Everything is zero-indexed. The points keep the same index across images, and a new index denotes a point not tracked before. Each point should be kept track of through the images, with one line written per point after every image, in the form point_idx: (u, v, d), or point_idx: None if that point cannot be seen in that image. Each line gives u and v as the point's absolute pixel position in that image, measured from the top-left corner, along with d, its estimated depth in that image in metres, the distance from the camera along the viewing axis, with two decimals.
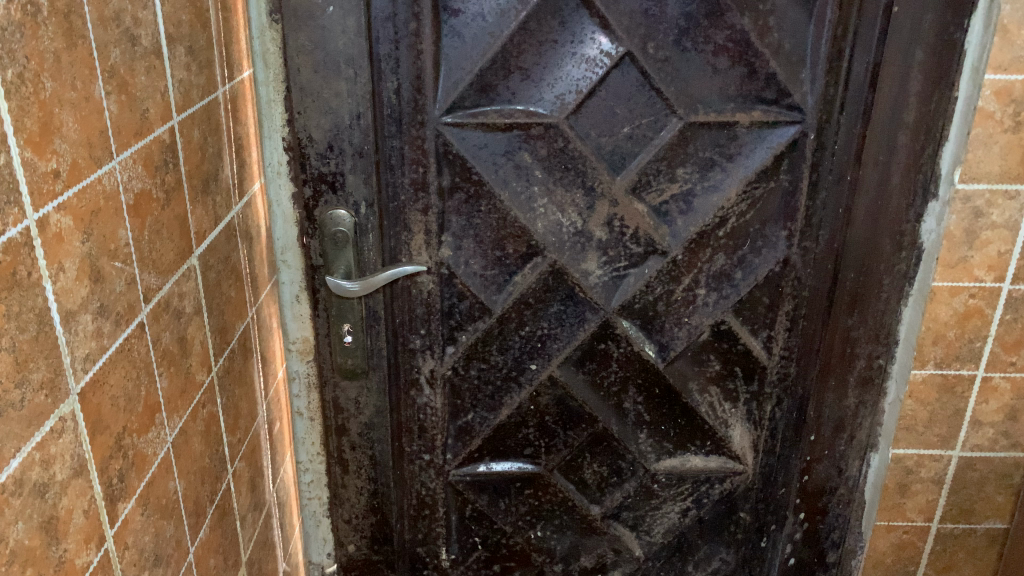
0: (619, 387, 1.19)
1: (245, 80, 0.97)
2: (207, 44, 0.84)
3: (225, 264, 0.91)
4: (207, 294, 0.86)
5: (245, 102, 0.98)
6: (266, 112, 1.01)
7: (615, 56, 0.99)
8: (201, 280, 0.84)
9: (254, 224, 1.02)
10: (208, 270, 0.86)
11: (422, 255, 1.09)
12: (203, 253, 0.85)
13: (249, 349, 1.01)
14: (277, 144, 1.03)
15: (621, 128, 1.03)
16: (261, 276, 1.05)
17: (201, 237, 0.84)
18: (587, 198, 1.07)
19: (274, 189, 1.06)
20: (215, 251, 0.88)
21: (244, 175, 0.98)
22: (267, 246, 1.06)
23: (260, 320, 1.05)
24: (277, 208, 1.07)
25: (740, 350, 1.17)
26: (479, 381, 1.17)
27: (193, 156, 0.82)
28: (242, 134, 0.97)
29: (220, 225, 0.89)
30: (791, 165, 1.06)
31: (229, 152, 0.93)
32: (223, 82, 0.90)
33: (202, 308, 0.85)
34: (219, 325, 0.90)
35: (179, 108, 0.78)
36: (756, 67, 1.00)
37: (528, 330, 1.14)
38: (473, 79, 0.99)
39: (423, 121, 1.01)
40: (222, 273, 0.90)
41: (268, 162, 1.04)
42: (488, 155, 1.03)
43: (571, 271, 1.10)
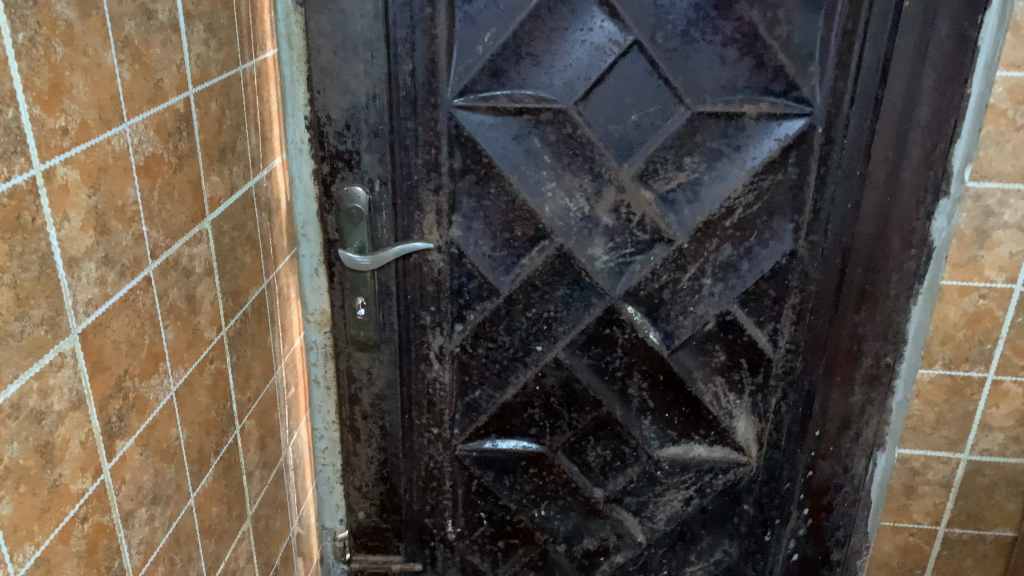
0: (623, 373, 1.21)
1: (269, 59, 1.02)
2: (228, 23, 0.90)
3: (240, 231, 0.97)
4: (219, 257, 0.91)
5: (269, 80, 1.03)
6: (290, 91, 1.07)
7: (623, 45, 1.01)
8: (213, 243, 0.90)
9: (274, 198, 1.07)
10: (222, 235, 0.92)
11: (433, 234, 1.14)
12: (217, 218, 0.90)
13: (265, 316, 1.07)
14: (299, 122, 1.08)
15: (629, 116, 1.06)
16: (280, 247, 1.11)
17: (214, 204, 0.89)
18: (594, 183, 1.10)
19: (297, 165, 1.11)
20: (230, 218, 0.94)
21: (266, 151, 1.04)
22: (287, 220, 1.12)
23: (278, 289, 1.11)
24: (299, 182, 1.12)
25: (745, 342, 1.18)
26: (487, 359, 1.21)
27: (209, 127, 0.87)
28: (264, 111, 1.02)
29: (236, 194, 0.95)
30: (799, 158, 1.07)
31: (250, 127, 0.98)
32: (244, 59, 0.95)
33: (214, 270, 0.90)
34: (232, 288, 0.95)
35: (196, 81, 0.83)
36: (763, 59, 1.02)
37: (535, 312, 1.18)
38: (484, 64, 1.03)
39: (437, 103, 1.05)
40: (237, 240, 0.96)
41: (291, 139, 1.09)
42: (499, 138, 1.07)
43: (577, 255, 1.14)
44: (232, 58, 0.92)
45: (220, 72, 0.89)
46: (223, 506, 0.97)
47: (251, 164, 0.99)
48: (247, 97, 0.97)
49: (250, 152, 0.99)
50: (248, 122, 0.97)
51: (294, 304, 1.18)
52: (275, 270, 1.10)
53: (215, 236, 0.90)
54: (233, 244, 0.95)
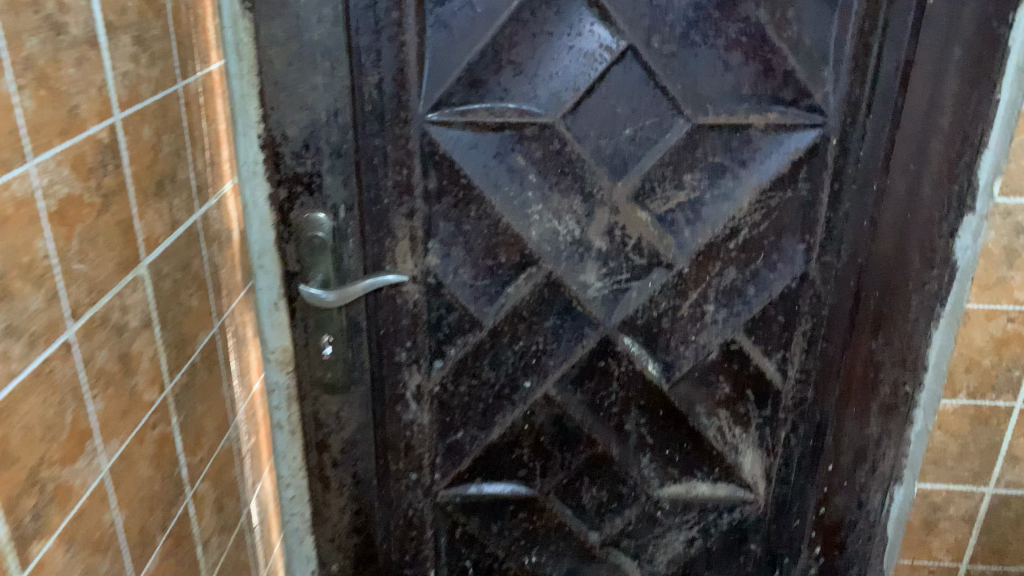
0: (620, 409, 1.11)
1: (215, 72, 0.89)
2: (163, 32, 0.77)
3: (184, 272, 0.84)
4: (159, 305, 0.79)
5: (216, 96, 0.90)
6: (240, 107, 0.93)
7: (617, 50, 0.90)
8: (151, 291, 0.77)
9: (225, 229, 0.95)
10: (162, 280, 0.79)
11: (407, 263, 1.02)
12: (155, 261, 0.78)
13: (218, 364, 0.94)
14: (252, 141, 0.95)
15: (623, 130, 0.94)
16: (233, 283, 0.98)
17: (151, 245, 0.77)
18: (585, 204, 0.99)
19: (250, 190, 0.98)
20: (172, 259, 0.81)
21: (214, 176, 0.91)
22: (241, 251, 0.99)
23: (232, 331, 0.99)
24: (253, 208, 0.99)
25: (751, 372, 1.08)
26: (469, 398, 1.10)
27: (142, 156, 0.75)
28: (210, 132, 0.89)
29: (178, 231, 0.83)
30: (810, 173, 0.96)
31: (193, 152, 0.85)
32: (185, 75, 0.82)
33: (152, 321, 0.78)
34: (176, 338, 0.83)
35: (123, 104, 0.71)
36: (772, 64, 0.91)
37: (522, 345, 1.07)
38: (461, 73, 0.91)
39: (407, 118, 0.94)
40: (181, 282, 0.84)
41: (242, 161, 0.96)
42: (478, 156, 0.96)
43: (567, 282, 1.03)
44: (170, 74, 0.79)
45: (155, 91, 0.76)
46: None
47: (196, 194, 0.87)
48: (189, 119, 0.84)
49: (194, 181, 0.86)
50: (191, 146, 0.85)
51: (251, 344, 1.05)
52: (228, 309, 0.97)
53: (153, 282, 0.78)
54: (175, 287, 0.82)
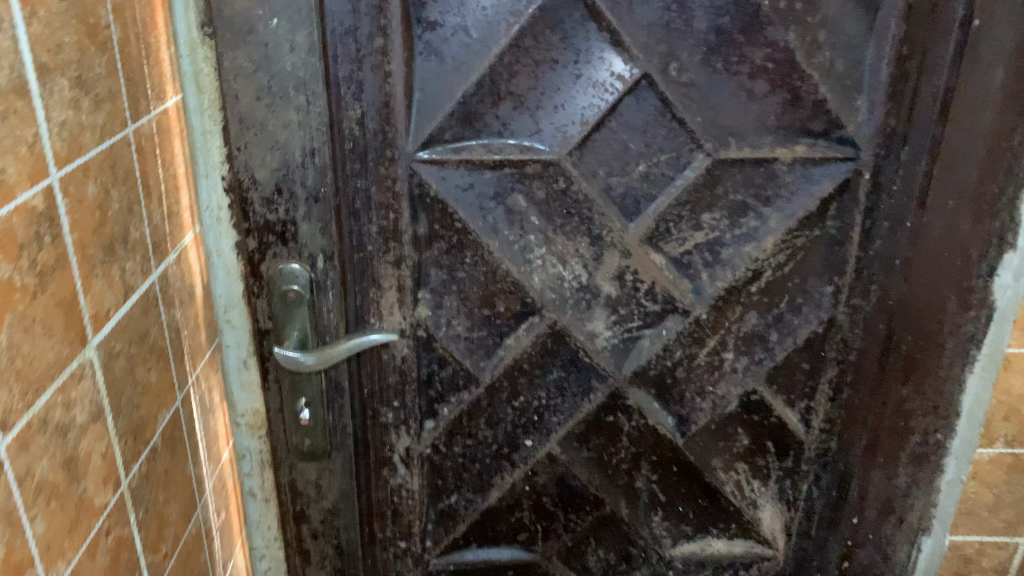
0: (630, 465, 1.01)
1: (172, 108, 0.77)
2: (109, 70, 0.65)
3: (139, 345, 0.72)
4: (109, 390, 0.67)
5: (173, 136, 0.78)
6: (200, 146, 0.81)
7: (629, 80, 0.80)
8: (100, 375, 0.65)
9: (186, 287, 0.82)
10: (112, 359, 0.67)
11: (394, 315, 0.91)
12: (104, 340, 0.66)
13: (181, 442, 0.82)
14: (215, 185, 0.83)
15: (636, 166, 0.85)
16: (197, 344, 0.86)
17: (98, 322, 0.65)
18: (593, 248, 0.89)
19: (213, 238, 0.86)
20: (123, 333, 0.69)
21: (173, 228, 0.79)
22: (204, 308, 0.87)
23: (196, 400, 0.87)
24: (217, 258, 0.87)
25: (772, 423, 1.00)
26: (464, 459, 1.00)
27: (86, 219, 0.63)
28: (167, 178, 0.77)
29: (132, 299, 0.71)
30: (840, 211, 0.88)
31: (148, 205, 0.73)
32: (136, 117, 0.70)
33: (103, 411, 0.66)
34: (130, 424, 0.71)
35: (62, 160, 0.59)
36: (800, 93, 0.82)
37: (523, 401, 0.97)
38: (454, 106, 0.81)
39: (393, 157, 0.83)
40: (135, 358, 0.72)
41: (204, 206, 0.84)
42: (474, 197, 0.85)
43: (573, 332, 0.93)
44: (118, 117, 0.67)
45: (102, 140, 0.64)
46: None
47: (152, 253, 0.75)
48: (142, 166, 0.72)
49: (149, 238, 0.74)
50: (145, 198, 0.73)
51: (218, 408, 0.93)
52: (191, 376, 0.85)
53: (102, 363, 0.66)
54: (128, 364, 0.70)
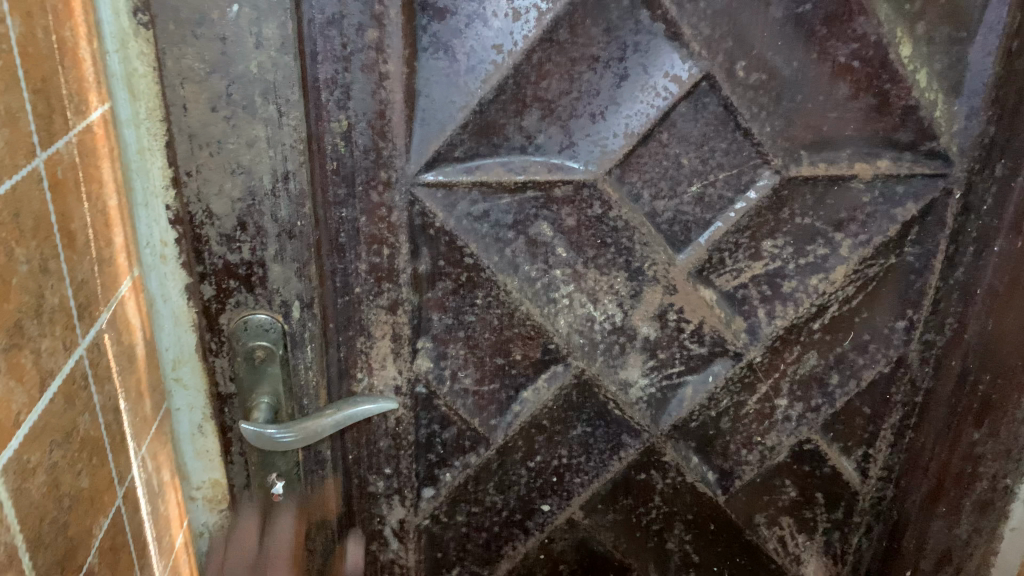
0: (661, 526, 0.87)
1: (96, 122, 0.57)
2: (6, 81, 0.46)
3: (65, 445, 0.54)
4: (22, 525, 0.48)
5: (99, 158, 0.58)
6: (137, 166, 0.62)
7: (688, 82, 0.64)
8: (7, 508, 0.47)
9: (124, 352, 0.63)
10: (24, 482, 0.49)
11: (388, 370, 0.74)
12: (13, 459, 0.47)
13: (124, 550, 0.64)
14: (157, 215, 0.64)
15: (687, 186, 0.69)
16: (143, 419, 0.67)
17: (3, 437, 0.46)
18: (631, 283, 0.73)
19: (157, 282, 0.66)
20: (41, 439, 0.51)
21: (104, 280, 0.60)
22: (149, 371, 0.68)
23: (141, 489, 0.68)
24: (163, 306, 0.67)
25: (825, 474, 0.87)
26: (469, 528, 0.84)
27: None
28: (94, 216, 0.58)
29: (51, 391, 0.52)
30: (920, 235, 0.74)
31: (68, 257, 0.54)
32: (49, 141, 0.51)
33: (16, 554, 0.48)
34: (54, 557, 0.53)
35: None
36: (889, 97, 0.67)
37: (540, 461, 0.81)
38: (468, 115, 0.63)
39: (389, 180, 0.65)
40: (58, 467, 0.53)
41: (143, 242, 0.65)
42: (488, 228, 0.69)
43: (604, 383, 0.77)
44: (23, 146, 0.48)
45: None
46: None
47: (79, 319, 0.56)
48: (58, 206, 0.53)
49: (73, 299, 0.55)
50: (64, 249, 0.54)
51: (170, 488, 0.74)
52: (134, 462, 0.66)
53: (11, 491, 0.47)
54: (49, 480, 0.52)
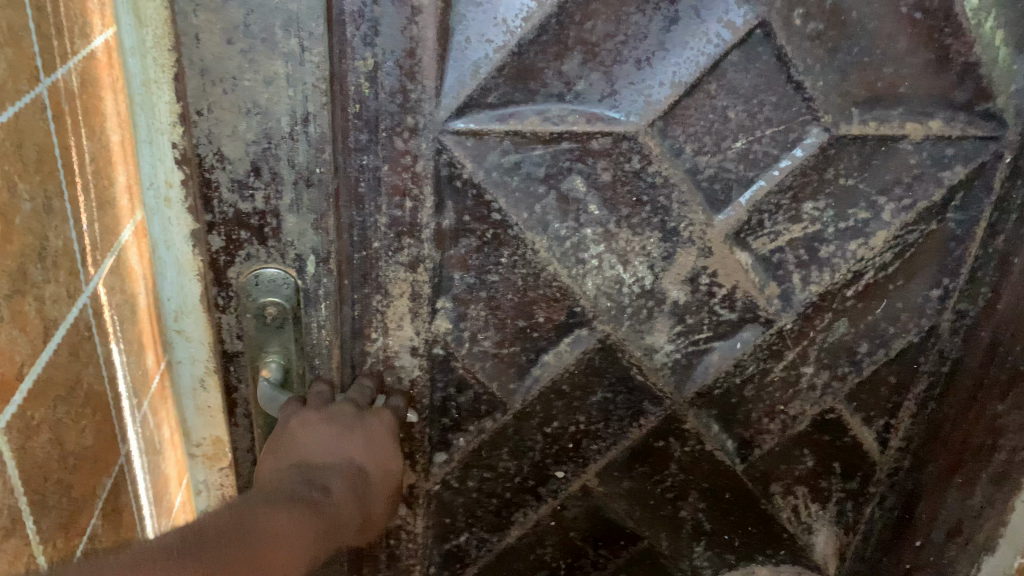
0: (676, 494, 0.85)
1: (101, 49, 0.52)
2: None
3: (70, 401, 0.50)
4: (27, 488, 0.44)
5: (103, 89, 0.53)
6: (141, 101, 0.57)
7: (741, 29, 0.60)
8: (13, 469, 0.42)
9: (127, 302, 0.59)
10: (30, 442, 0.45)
11: (404, 330, 0.69)
12: (16, 416, 0.43)
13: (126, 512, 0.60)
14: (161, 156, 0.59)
15: (732, 143, 0.65)
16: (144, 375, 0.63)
17: (7, 390, 0.41)
18: (664, 244, 0.69)
19: (160, 226, 0.62)
20: (46, 395, 0.46)
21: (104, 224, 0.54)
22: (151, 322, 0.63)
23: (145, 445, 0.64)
24: (166, 253, 0.63)
25: (844, 443, 0.85)
26: (480, 494, 0.81)
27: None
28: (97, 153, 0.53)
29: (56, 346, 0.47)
30: (964, 201, 0.71)
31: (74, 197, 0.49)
32: (54, 64, 0.46)
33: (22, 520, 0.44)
34: (59, 519, 0.49)
35: None
36: (948, 53, 0.63)
37: (557, 427, 0.78)
38: (505, 57, 0.58)
39: (416, 126, 0.60)
40: (64, 424, 0.49)
41: (147, 183, 0.60)
42: (519, 182, 0.64)
43: (629, 348, 0.74)
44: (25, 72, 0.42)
45: (1, 110, 0.40)
46: (304, 534, 0.48)
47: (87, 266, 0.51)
48: (63, 138, 0.48)
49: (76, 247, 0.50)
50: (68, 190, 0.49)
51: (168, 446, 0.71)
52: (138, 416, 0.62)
53: (15, 451, 0.43)
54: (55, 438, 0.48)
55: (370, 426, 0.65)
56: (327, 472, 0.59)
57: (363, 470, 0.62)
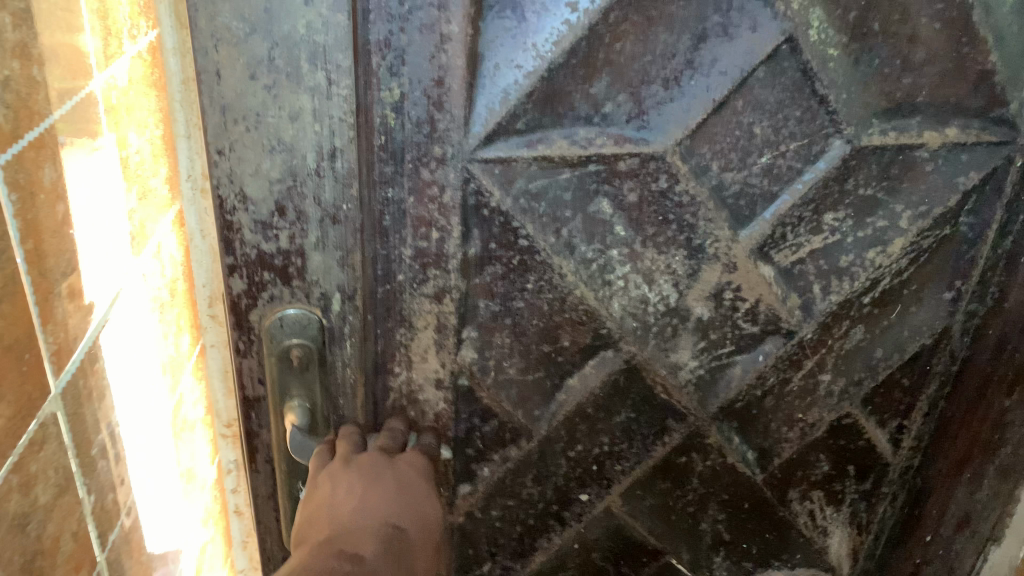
0: (697, 507, 0.85)
1: (146, 50, 0.59)
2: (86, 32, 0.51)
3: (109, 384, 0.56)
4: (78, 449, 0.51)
5: (148, 88, 0.60)
6: (182, 98, 0.61)
7: (769, 45, 0.59)
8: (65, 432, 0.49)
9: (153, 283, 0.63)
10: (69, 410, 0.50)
11: (429, 362, 0.67)
12: (69, 381, 0.50)
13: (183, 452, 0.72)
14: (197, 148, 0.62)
15: (758, 158, 0.64)
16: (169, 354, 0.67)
17: (60, 360, 0.48)
18: (689, 262, 0.68)
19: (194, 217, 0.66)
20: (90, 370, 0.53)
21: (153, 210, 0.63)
22: (188, 308, 0.71)
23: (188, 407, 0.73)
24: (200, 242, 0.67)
25: (859, 447, 0.85)
26: (504, 522, 0.80)
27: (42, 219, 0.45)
28: (152, 153, 0.62)
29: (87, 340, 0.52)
30: (977, 205, 0.72)
31: (105, 180, 0.54)
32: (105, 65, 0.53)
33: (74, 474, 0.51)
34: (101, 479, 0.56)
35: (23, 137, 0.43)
36: (965, 61, 0.64)
37: (581, 450, 0.77)
38: (534, 82, 0.57)
39: (444, 155, 0.58)
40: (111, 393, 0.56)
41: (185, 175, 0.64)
42: (546, 207, 0.62)
43: (655, 367, 0.73)
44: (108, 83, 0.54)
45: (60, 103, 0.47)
46: None
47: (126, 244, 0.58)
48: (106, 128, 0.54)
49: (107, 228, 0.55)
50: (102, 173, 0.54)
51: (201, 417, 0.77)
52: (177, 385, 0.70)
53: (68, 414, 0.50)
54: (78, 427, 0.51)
55: (400, 473, 0.64)
56: (369, 532, 0.56)
57: (400, 516, 0.60)
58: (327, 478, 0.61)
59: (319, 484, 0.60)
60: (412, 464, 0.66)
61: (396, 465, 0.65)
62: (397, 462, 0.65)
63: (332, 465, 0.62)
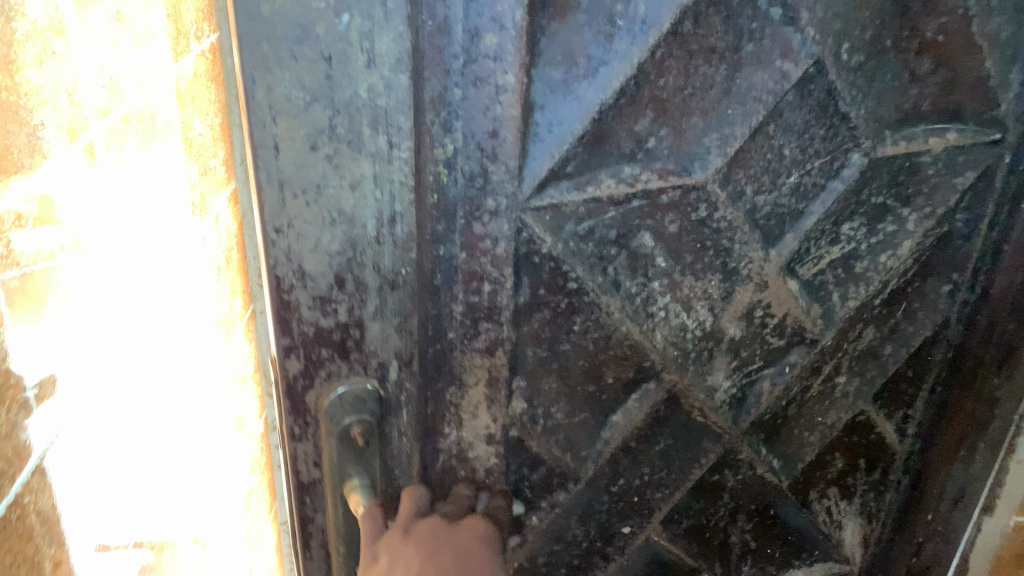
0: (727, 521, 0.86)
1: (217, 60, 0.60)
2: (65, 52, 0.52)
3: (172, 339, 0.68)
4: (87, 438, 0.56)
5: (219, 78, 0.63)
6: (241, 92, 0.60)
7: (801, 69, 0.60)
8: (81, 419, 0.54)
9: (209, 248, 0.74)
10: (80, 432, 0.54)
11: (480, 417, 0.65)
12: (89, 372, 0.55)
13: (231, 436, 0.80)
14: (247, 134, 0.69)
15: (787, 178, 0.65)
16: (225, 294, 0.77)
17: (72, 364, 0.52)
18: (724, 284, 0.69)
19: None
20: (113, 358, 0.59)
21: (202, 191, 0.72)
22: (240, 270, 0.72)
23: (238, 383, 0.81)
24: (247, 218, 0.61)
25: (871, 440, 0.89)
26: (550, 566, 0.78)
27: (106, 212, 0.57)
28: (197, 130, 0.71)
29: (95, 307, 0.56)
30: (971, 202, 0.75)
31: (147, 173, 0.64)
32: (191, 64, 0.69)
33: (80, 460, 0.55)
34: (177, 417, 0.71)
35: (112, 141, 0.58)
36: (963, 70, 0.66)
37: (624, 483, 0.76)
38: (586, 126, 0.55)
39: (498, 207, 0.56)
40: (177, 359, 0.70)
41: None
42: (594, 247, 0.61)
43: (694, 392, 0.73)
44: (94, 104, 0.56)
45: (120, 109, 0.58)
46: None
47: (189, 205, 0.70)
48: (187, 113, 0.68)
49: (109, 236, 0.58)
50: (86, 196, 0.54)
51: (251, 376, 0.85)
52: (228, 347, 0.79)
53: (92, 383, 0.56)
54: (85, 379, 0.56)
55: (469, 543, 0.57)
56: None
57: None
58: (386, 546, 0.55)
59: (377, 558, 0.55)
60: (480, 527, 0.60)
61: (463, 529, 0.58)
62: (464, 527, 0.59)
63: (389, 534, 0.56)
